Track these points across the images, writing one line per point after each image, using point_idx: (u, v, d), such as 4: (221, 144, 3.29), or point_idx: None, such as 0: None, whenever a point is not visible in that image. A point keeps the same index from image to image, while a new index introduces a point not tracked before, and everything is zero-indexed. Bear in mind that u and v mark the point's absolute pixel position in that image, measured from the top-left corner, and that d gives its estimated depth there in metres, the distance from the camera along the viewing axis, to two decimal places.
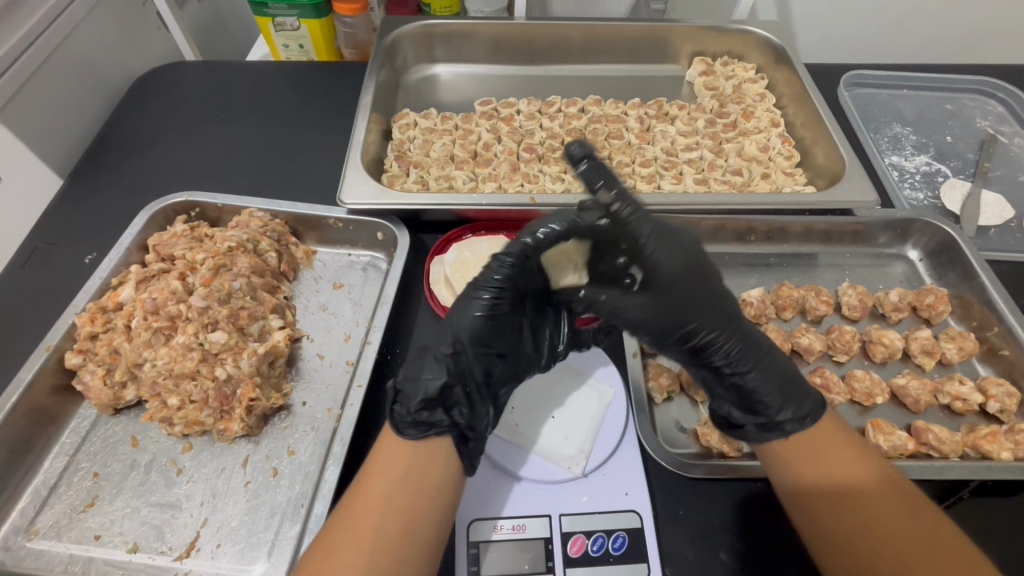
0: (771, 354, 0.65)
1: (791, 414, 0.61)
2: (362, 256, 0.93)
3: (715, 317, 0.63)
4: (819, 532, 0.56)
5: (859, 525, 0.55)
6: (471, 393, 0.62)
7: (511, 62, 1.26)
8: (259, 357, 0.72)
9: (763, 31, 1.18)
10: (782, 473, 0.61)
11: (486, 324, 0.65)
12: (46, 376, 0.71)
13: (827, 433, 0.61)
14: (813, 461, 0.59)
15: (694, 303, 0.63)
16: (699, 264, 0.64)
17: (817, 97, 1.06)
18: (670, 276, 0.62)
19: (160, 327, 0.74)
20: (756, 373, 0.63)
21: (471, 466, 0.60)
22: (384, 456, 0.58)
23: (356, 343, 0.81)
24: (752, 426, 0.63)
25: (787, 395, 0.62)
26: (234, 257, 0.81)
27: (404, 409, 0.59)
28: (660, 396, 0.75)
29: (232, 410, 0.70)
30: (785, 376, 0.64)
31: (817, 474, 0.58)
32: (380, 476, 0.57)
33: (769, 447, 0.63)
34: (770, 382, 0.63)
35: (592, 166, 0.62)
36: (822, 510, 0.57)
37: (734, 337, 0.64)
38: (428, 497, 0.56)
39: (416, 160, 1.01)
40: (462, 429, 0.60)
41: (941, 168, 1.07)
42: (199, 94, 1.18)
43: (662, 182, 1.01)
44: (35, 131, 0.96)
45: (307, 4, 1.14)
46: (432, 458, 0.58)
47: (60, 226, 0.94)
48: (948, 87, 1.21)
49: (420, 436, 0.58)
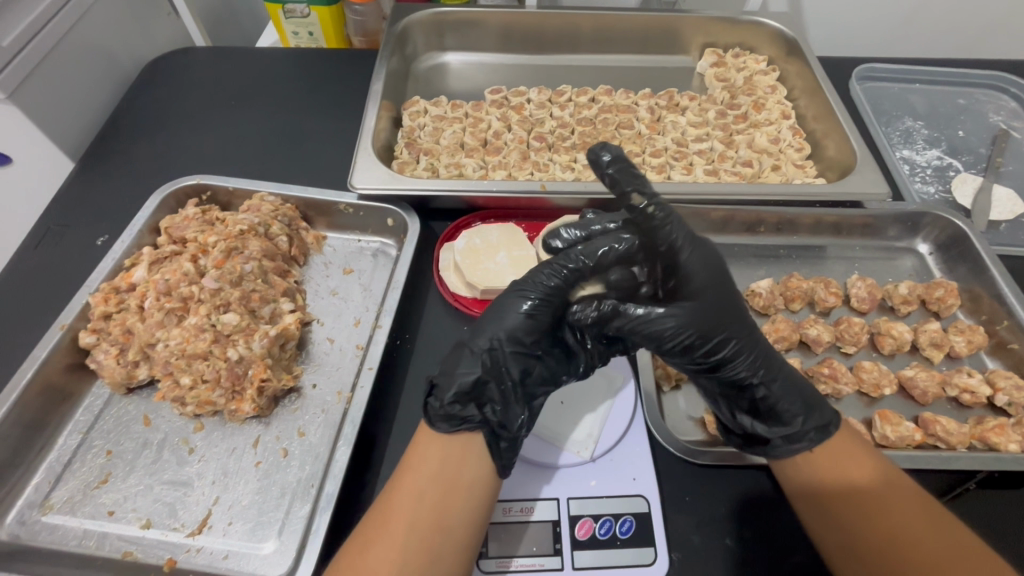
0: (788, 365, 0.64)
1: (817, 425, 0.61)
2: (372, 242, 0.93)
3: (750, 323, 0.63)
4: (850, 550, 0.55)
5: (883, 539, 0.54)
6: (506, 391, 0.60)
7: (521, 52, 1.26)
8: (270, 339, 0.73)
9: (775, 23, 1.17)
10: (809, 481, 0.60)
11: (526, 325, 0.62)
12: (60, 355, 0.72)
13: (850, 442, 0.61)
14: (835, 465, 0.59)
15: (725, 309, 0.61)
16: (723, 271, 0.63)
17: (829, 89, 1.05)
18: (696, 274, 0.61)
19: (173, 308, 0.74)
20: (776, 385, 0.62)
21: (503, 467, 0.59)
22: (420, 450, 0.59)
23: (366, 328, 0.82)
24: (780, 441, 0.62)
25: (811, 407, 0.61)
26: (246, 240, 0.82)
27: (438, 401, 0.59)
28: (668, 384, 0.76)
29: (243, 391, 0.71)
30: (802, 386, 0.63)
31: (839, 477, 0.58)
32: (414, 471, 0.57)
33: (792, 461, 0.62)
34: (794, 396, 0.62)
35: (620, 167, 0.61)
36: (850, 519, 0.56)
37: (757, 350, 0.62)
38: (462, 495, 0.56)
39: (426, 148, 1.00)
40: (496, 431, 0.59)
41: (953, 162, 1.07)
42: (210, 80, 1.19)
43: (672, 172, 1.00)
44: (48, 112, 0.97)
45: None
46: (467, 452, 0.58)
47: (73, 207, 0.95)
48: (961, 82, 1.20)
49: (451, 431, 0.59)
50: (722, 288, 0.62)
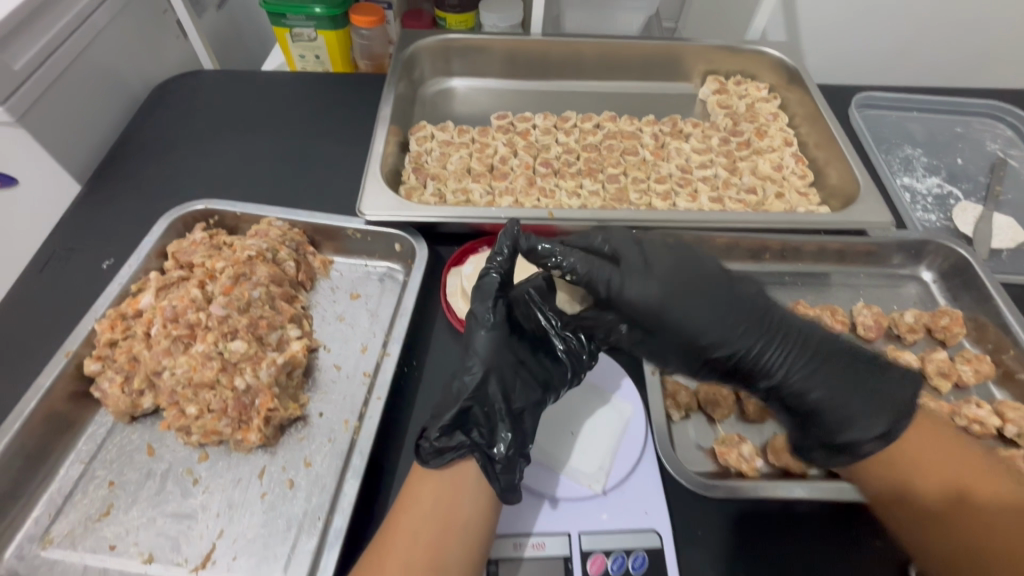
0: (831, 364, 0.64)
1: (864, 433, 0.61)
2: (379, 266, 0.93)
3: (744, 328, 0.64)
4: (954, 553, 0.55)
5: (975, 540, 0.55)
6: (490, 413, 0.65)
7: (526, 77, 1.28)
8: (278, 367, 0.72)
9: (776, 53, 1.19)
10: (886, 482, 0.61)
11: (492, 343, 0.68)
12: (64, 383, 0.71)
13: (946, 446, 0.60)
14: (932, 468, 0.59)
15: (688, 332, 0.64)
16: (693, 287, 0.65)
17: (830, 117, 1.07)
18: (631, 301, 0.64)
19: (179, 335, 0.73)
20: (816, 398, 0.63)
21: (504, 488, 0.61)
22: (413, 490, 0.62)
23: (373, 355, 0.81)
24: (841, 456, 0.63)
25: (854, 412, 0.62)
26: (254, 266, 0.81)
27: (427, 439, 0.63)
28: (678, 413, 0.75)
29: (250, 420, 0.70)
30: (849, 389, 0.63)
31: (944, 481, 0.58)
32: (407, 512, 0.60)
33: (865, 469, 0.63)
34: (836, 404, 0.63)
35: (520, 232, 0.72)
36: (955, 524, 0.56)
37: (784, 365, 0.64)
38: (456, 530, 0.58)
39: (433, 173, 1.01)
40: (489, 454, 0.62)
41: (953, 190, 1.08)
42: (219, 104, 1.20)
43: (677, 199, 1.01)
44: (55, 135, 0.98)
45: (323, 15, 1.21)
46: (458, 490, 0.60)
47: (81, 231, 0.95)
48: (958, 111, 1.22)
49: (443, 464, 0.62)
50: (708, 309, 0.65)
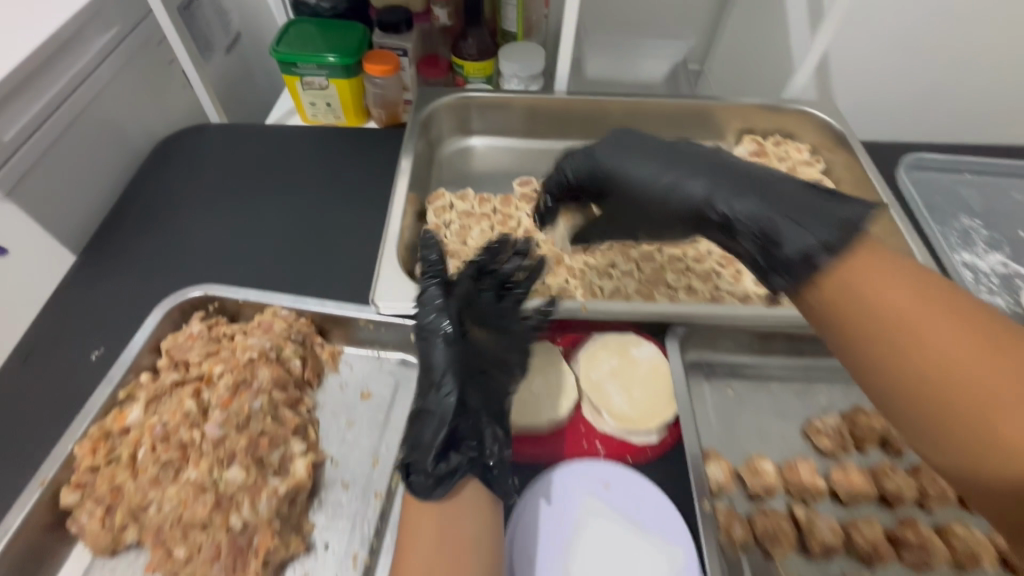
0: (783, 193, 0.62)
1: (808, 230, 0.58)
2: (393, 358, 0.85)
3: (716, 186, 0.66)
4: (968, 456, 0.45)
5: (984, 435, 0.44)
6: (469, 427, 0.67)
7: (549, 134, 1.21)
8: (279, 498, 0.64)
9: (821, 113, 1.11)
10: (858, 354, 0.52)
11: (454, 351, 0.71)
12: (38, 516, 0.62)
13: (930, 299, 0.49)
14: (913, 329, 0.48)
15: (647, 197, 0.73)
16: (667, 199, 0.70)
17: (880, 187, 1.01)
18: (632, 183, 0.74)
19: (170, 459, 0.65)
20: (777, 204, 0.62)
21: (503, 492, 0.66)
22: (414, 531, 0.61)
23: (386, 471, 0.73)
24: (779, 277, 0.59)
25: (810, 223, 0.58)
26: (256, 369, 0.73)
27: (421, 477, 0.62)
28: (734, 553, 0.67)
29: (246, 564, 0.62)
30: (812, 211, 0.59)
31: (931, 363, 0.47)
32: (414, 550, 0.59)
33: (863, 359, 0.52)
34: (793, 215, 0.60)
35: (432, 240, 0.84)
36: (957, 415, 0.46)
37: (748, 187, 0.64)
38: (472, 567, 0.58)
39: (451, 250, 0.94)
40: (484, 462, 0.65)
41: (1018, 270, 0.99)
42: (224, 161, 1.13)
43: (720, 281, 0.92)
44: (44, 205, 0.91)
45: (335, 64, 1.16)
46: (461, 512, 0.61)
47: (72, 313, 0.88)
48: (1017, 175, 1.13)
49: (445, 495, 0.62)
50: (674, 173, 0.70)
